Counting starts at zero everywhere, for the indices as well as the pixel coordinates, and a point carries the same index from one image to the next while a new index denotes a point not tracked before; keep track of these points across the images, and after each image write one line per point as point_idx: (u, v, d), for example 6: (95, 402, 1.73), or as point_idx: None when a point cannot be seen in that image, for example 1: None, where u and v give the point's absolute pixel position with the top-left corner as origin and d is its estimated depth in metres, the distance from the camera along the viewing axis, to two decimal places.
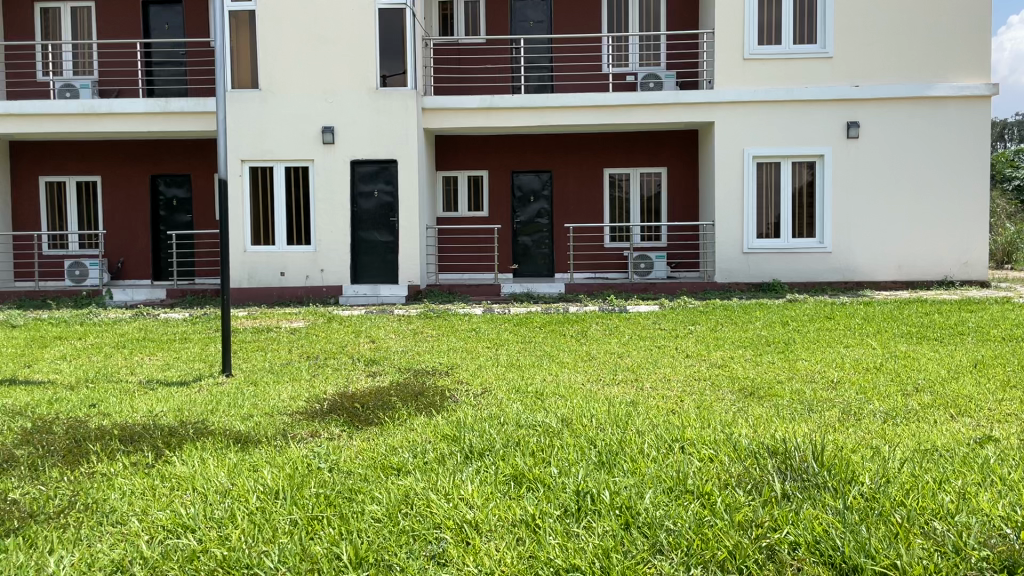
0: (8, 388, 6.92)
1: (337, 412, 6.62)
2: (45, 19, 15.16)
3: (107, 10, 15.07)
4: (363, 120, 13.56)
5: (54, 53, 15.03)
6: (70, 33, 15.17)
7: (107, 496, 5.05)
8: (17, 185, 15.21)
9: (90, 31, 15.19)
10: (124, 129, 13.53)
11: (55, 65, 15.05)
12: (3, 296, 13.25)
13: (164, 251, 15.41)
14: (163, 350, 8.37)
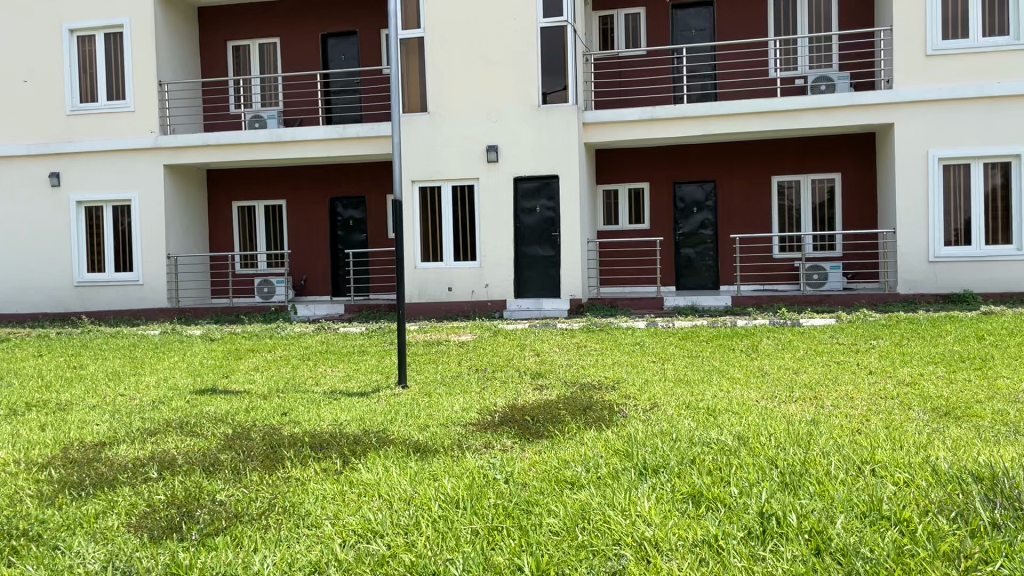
0: (209, 397, 7.53)
1: (509, 424, 6.73)
2: (236, 55, 16.48)
3: (291, 45, 16.22)
4: (526, 138, 13.81)
5: (245, 87, 16.32)
6: (259, 69, 16.44)
7: (303, 499, 5.38)
8: (211, 210, 16.58)
9: (275, 65, 16.40)
10: (305, 155, 14.47)
11: (246, 98, 16.34)
12: (202, 311, 14.47)
13: (342, 268, 16.32)
14: (344, 362, 8.84)
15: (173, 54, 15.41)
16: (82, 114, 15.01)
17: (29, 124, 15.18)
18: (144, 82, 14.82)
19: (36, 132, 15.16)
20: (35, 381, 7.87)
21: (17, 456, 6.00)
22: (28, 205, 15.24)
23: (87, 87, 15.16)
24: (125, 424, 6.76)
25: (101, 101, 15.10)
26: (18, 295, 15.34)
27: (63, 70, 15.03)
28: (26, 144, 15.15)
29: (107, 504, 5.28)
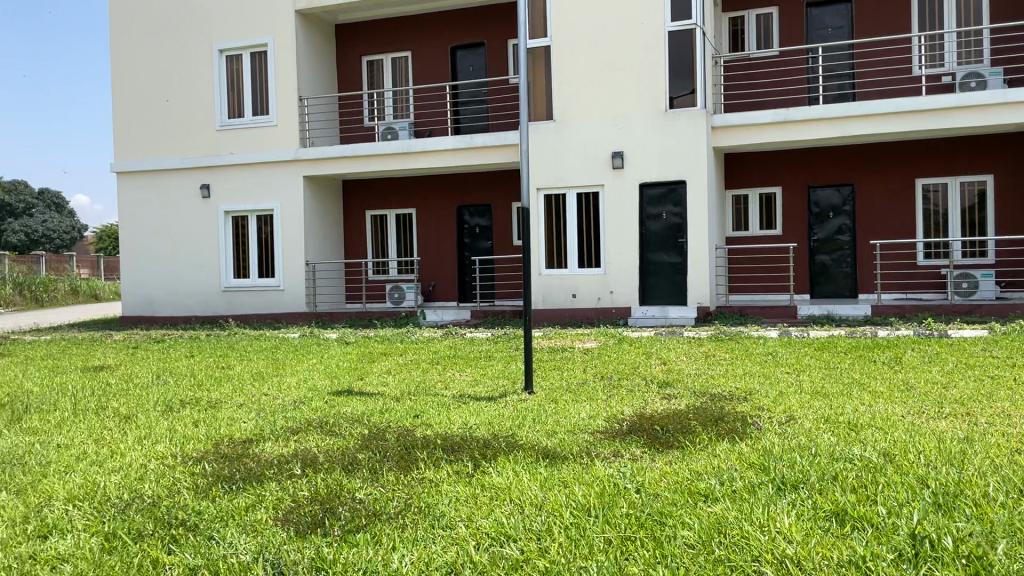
0: (346, 397, 7.83)
1: (638, 433, 6.66)
2: (370, 70, 17.11)
3: (422, 58, 16.71)
4: (652, 143, 13.68)
5: (378, 100, 16.88)
6: (391, 82, 17.02)
7: (438, 501, 5.50)
8: (345, 218, 17.26)
9: (407, 78, 16.94)
10: (434, 164, 14.85)
11: (379, 111, 16.90)
12: (338, 316, 15.09)
13: (468, 274, 16.64)
14: (472, 367, 9.01)
15: (312, 70, 16.16)
16: (230, 128, 15.96)
17: (183, 139, 16.27)
18: (286, 97, 15.61)
19: (189, 147, 16.25)
20: (188, 379, 8.43)
21: (174, 450, 6.42)
22: (180, 215, 16.35)
23: (234, 103, 16.10)
24: (270, 422, 7.12)
25: (247, 116, 16.01)
26: (171, 299, 16.48)
27: (213, 88, 16.03)
28: (179, 158, 16.24)
29: (256, 498, 5.56)
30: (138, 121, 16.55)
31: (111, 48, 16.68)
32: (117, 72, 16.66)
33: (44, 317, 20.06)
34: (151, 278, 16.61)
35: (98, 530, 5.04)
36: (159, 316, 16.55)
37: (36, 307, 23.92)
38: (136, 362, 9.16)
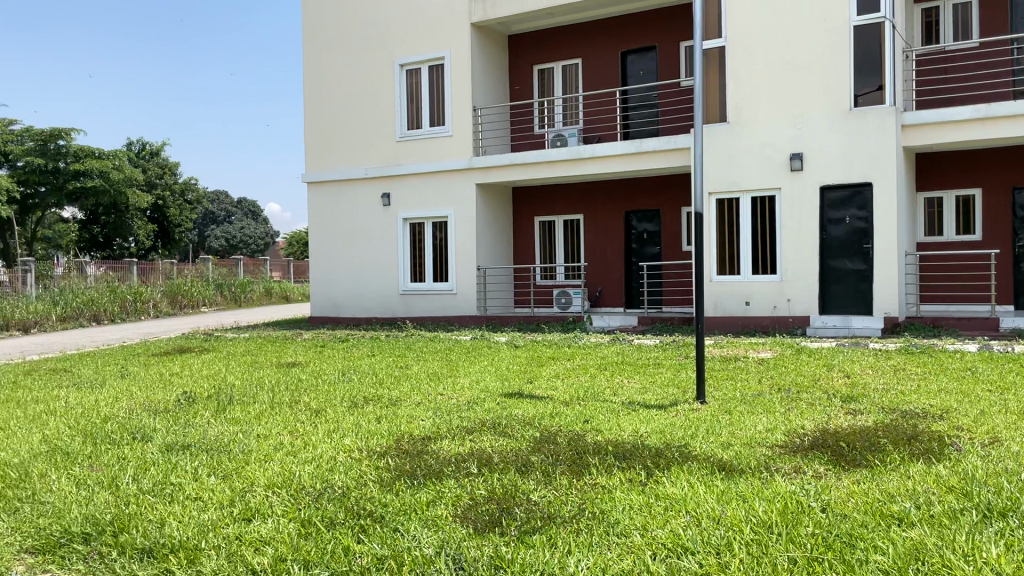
0: (517, 400, 7.99)
1: (821, 449, 6.35)
2: (542, 78, 17.40)
3: (592, 65, 16.81)
4: (835, 143, 13.02)
5: (548, 108, 17.11)
6: (561, 89, 17.23)
7: (612, 507, 5.46)
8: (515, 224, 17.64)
9: (577, 85, 17.09)
10: (603, 170, 14.87)
11: (549, 119, 17.13)
12: (507, 320, 15.48)
13: (636, 280, 16.54)
14: (640, 374, 8.92)
15: (486, 81, 16.62)
16: (409, 139, 16.69)
17: (366, 150, 17.22)
18: (461, 107, 16.13)
19: (370, 157, 17.17)
20: (369, 377, 8.90)
21: (359, 444, 6.79)
22: (361, 222, 17.33)
23: (413, 115, 16.83)
24: (446, 421, 7.37)
25: (424, 127, 16.69)
26: (353, 301, 17.53)
27: (394, 101, 16.84)
28: (362, 168, 17.21)
29: (436, 493, 5.77)
30: (326, 134, 17.70)
31: (304, 67, 17.97)
32: (308, 90, 17.91)
33: (243, 317, 21.87)
34: (335, 281, 17.74)
35: (294, 516, 5.41)
36: (343, 317, 17.65)
37: (235, 306, 26.08)
38: (323, 360, 9.79)
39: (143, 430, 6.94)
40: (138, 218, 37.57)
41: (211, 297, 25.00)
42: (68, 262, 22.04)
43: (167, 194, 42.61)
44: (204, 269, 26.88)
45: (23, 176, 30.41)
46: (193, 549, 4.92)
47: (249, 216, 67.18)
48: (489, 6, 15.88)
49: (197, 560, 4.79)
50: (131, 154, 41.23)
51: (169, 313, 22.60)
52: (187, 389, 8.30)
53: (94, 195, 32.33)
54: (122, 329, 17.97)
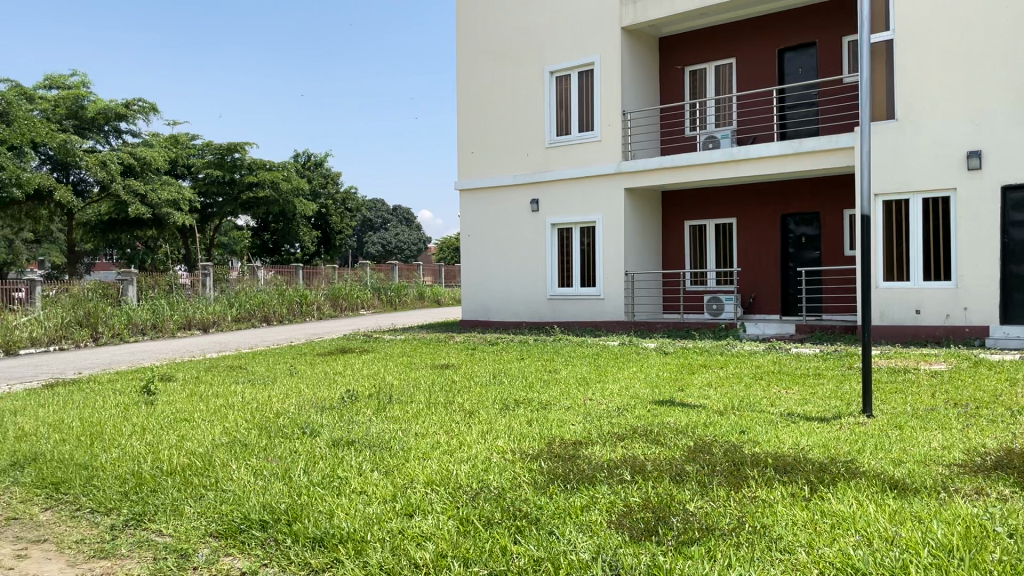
0: (670, 408, 7.86)
1: (1007, 470, 5.87)
2: (694, 80, 17.11)
3: (747, 64, 16.34)
4: (1019, 140, 12.06)
5: (701, 110, 16.81)
6: (714, 90, 16.86)
7: (774, 522, 5.25)
8: (665, 228, 17.40)
9: (731, 86, 16.68)
10: (758, 172, 14.41)
11: (701, 120, 16.82)
12: (656, 327, 15.32)
13: (792, 286, 15.92)
14: (799, 385, 8.56)
15: (636, 84, 16.52)
16: (558, 145, 16.82)
17: (516, 157, 17.52)
18: (610, 112, 16.09)
19: (520, 164, 17.44)
20: (520, 381, 9.01)
21: (512, 446, 6.90)
22: (510, 227, 17.66)
23: (562, 121, 16.96)
24: (597, 427, 7.35)
25: (574, 133, 16.77)
26: (501, 306, 17.91)
27: (545, 107, 17.04)
28: (512, 175, 17.52)
29: (590, 498, 5.75)
30: (478, 142, 18.16)
31: (458, 77, 18.54)
32: (461, 99, 18.43)
33: (397, 319, 22.75)
34: (485, 286, 18.19)
35: (453, 514, 5.56)
36: (492, 321, 18.06)
37: (390, 309, 27.21)
38: (475, 363, 10.01)
39: (311, 425, 7.36)
40: (304, 225, 39.78)
41: (368, 300, 26.19)
42: (242, 267, 23.58)
43: (331, 203, 44.81)
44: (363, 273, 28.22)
45: (205, 187, 32.93)
46: (360, 540, 5.15)
47: (402, 223, 69.49)
48: (639, 10, 15.76)
49: (364, 551, 5.00)
50: (299, 164, 43.59)
51: (330, 315, 23.84)
52: (350, 387, 8.73)
53: (265, 203, 34.35)
54: (288, 329, 19.14)
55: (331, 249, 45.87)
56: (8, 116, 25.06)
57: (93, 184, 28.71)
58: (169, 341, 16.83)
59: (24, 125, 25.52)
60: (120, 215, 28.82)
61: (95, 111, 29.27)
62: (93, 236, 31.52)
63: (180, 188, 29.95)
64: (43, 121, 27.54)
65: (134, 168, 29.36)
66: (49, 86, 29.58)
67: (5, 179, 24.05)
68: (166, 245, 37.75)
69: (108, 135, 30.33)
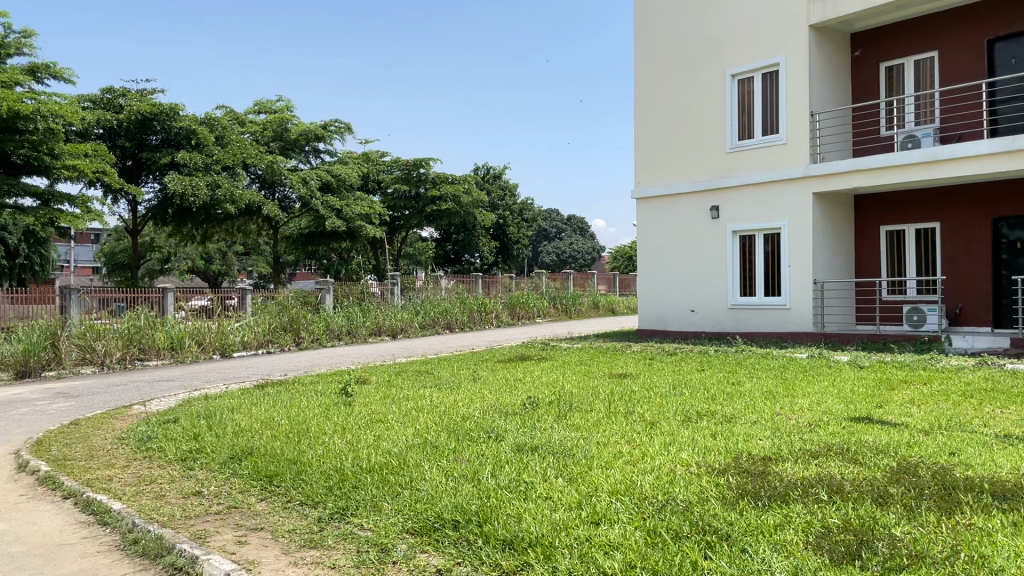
0: (867, 425, 7.41)
1: None
2: (890, 76, 16.10)
3: (951, 57, 15.15)
4: None
5: (898, 107, 15.74)
6: (914, 86, 15.77)
7: (995, 554, 4.80)
8: (859, 235, 16.46)
9: (933, 80, 15.53)
10: (965, 172, 13.32)
11: (899, 119, 15.74)
12: (849, 338, 14.53)
13: (1006, 297, 14.50)
14: (1017, 405, 7.79)
15: (825, 84, 15.75)
16: (740, 150, 16.35)
17: (696, 164, 17.20)
18: (796, 114, 15.44)
19: (701, 171, 17.11)
20: (702, 393, 8.81)
21: (697, 459, 6.76)
22: (690, 235, 17.39)
23: (745, 125, 16.45)
24: (787, 442, 7.06)
25: (757, 137, 16.21)
26: (681, 315, 17.68)
27: (727, 112, 16.61)
28: (691, 182, 17.23)
29: (784, 518, 5.51)
30: (657, 150, 18.02)
31: (637, 85, 18.51)
32: (639, 107, 18.38)
33: (574, 327, 22.93)
34: (664, 295, 18.03)
35: (641, 525, 5.50)
36: (671, 331, 17.88)
37: (565, 317, 27.49)
38: (655, 373, 9.91)
39: (497, 430, 7.57)
40: (483, 235, 40.82)
41: (545, 309, 26.62)
42: (426, 276, 24.48)
43: (508, 214, 45.62)
44: (539, 282, 28.70)
45: (393, 202, 34.79)
46: (548, 546, 5.20)
47: (576, 232, 69.60)
48: (829, 5, 15.04)
49: (553, 557, 5.06)
50: (479, 177, 44.87)
51: (507, 323, 24.40)
52: (531, 394, 8.90)
53: (448, 215, 35.12)
54: (470, 337, 19.85)
55: (508, 259, 46.72)
56: (225, 139, 28.44)
57: (295, 201, 31.13)
58: (361, 347, 17.87)
59: (237, 147, 28.45)
60: (318, 229, 31.01)
61: (297, 133, 31.60)
62: (294, 248, 34.20)
63: (371, 203, 31.71)
64: (253, 143, 30.21)
65: (331, 185, 31.54)
66: (258, 111, 32.42)
67: (221, 196, 26.21)
68: (358, 256, 40.22)
69: (308, 154, 32.77)
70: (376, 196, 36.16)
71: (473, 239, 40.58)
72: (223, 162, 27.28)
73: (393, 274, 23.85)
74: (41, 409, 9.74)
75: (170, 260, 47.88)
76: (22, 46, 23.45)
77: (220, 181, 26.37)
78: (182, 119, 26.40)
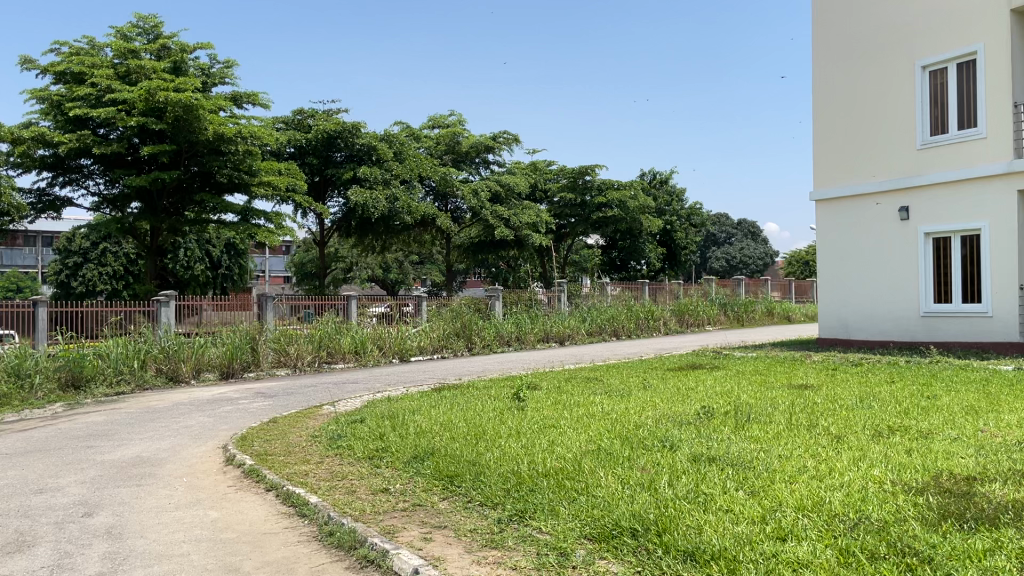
0: None
1: None
2: None
3: None
4: None
5: None
6: None
7: None
8: None
9: None
10: None
11: None
12: None
13: None
14: None
15: None
16: (932, 147, 15.24)
17: (882, 162, 16.21)
18: (999, 105, 14.19)
19: (888, 169, 16.10)
20: (893, 406, 8.28)
21: (891, 476, 6.36)
22: (876, 238, 16.42)
23: (938, 119, 15.32)
24: (995, 462, 6.49)
25: (952, 131, 15.04)
26: (866, 323, 16.72)
27: (917, 105, 15.54)
28: (877, 182, 16.26)
29: (994, 543, 5.07)
30: (836, 149, 17.15)
31: (814, 82, 17.72)
32: (818, 105, 17.57)
33: (748, 336, 22.18)
34: (847, 302, 17.12)
35: (831, 543, 5.23)
36: (854, 340, 16.96)
37: (736, 325, 26.70)
38: (839, 384, 9.41)
39: (672, 439, 7.46)
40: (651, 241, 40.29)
41: (715, 316, 25.97)
42: (592, 284, 24.56)
43: (675, 219, 44.73)
44: (709, 289, 28.05)
45: (559, 211, 35.20)
46: (732, 559, 5.04)
47: (747, 236, 67.18)
48: None
49: (738, 571, 4.89)
50: (645, 182, 44.25)
51: (676, 331, 24.00)
52: (706, 403, 8.71)
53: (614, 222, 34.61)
54: (640, 344, 19.72)
55: (676, 265, 45.86)
56: (402, 155, 29.59)
57: (466, 211, 32.18)
58: (531, 353, 18.21)
59: (413, 162, 29.77)
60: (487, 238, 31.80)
61: (468, 145, 32.72)
62: (465, 257, 35.33)
63: (538, 211, 32.16)
64: (427, 157, 31.52)
65: (500, 195, 32.25)
66: (432, 125, 33.82)
67: (399, 207, 27.64)
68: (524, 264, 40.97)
69: (479, 166, 33.62)
70: (543, 205, 36.67)
71: (639, 245, 40.19)
72: (401, 177, 28.84)
73: (560, 282, 24.20)
74: (244, 407, 10.62)
75: (352, 269, 50.89)
76: (226, 76, 25.63)
77: (398, 195, 27.62)
78: (364, 137, 27.87)
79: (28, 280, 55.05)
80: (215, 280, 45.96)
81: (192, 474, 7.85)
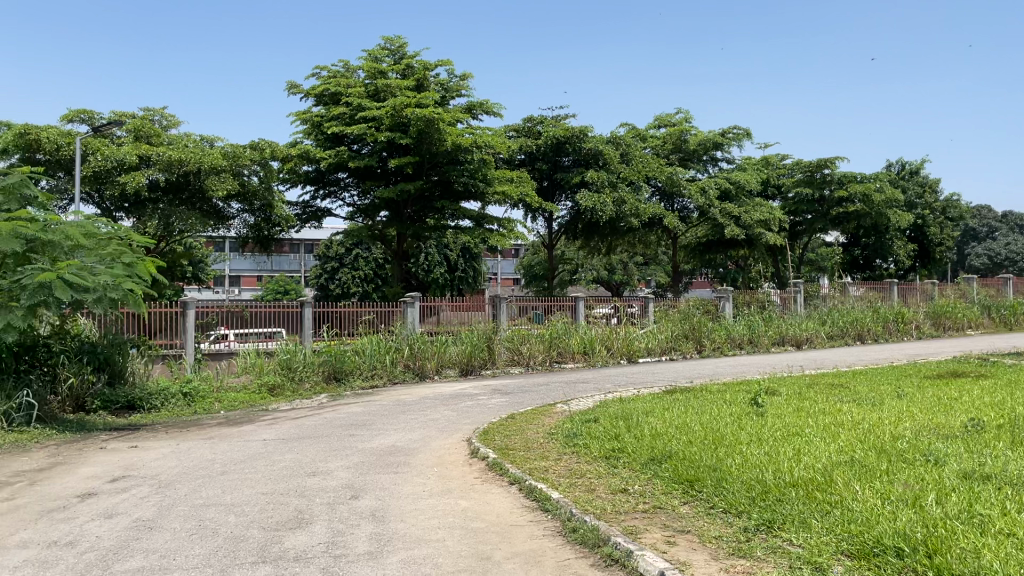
0: None
1: None
2: None
3: None
4: None
5: None
6: None
7: None
8: None
9: None
10: None
11: None
12: None
13: None
14: None
15: None
16: None
17: None
18: None
19: None
20: None
21: None
22: None
23: None
24: None
25: None
26: None
27: None
28: None
29: None
30: None
31: None
32: None
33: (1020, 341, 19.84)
34: None
35: None
36: None
37: (1002, 329, 24.01)
38: None
39: (936, 453, 6.86)
40: (899, 237, 37.04)
41: (976, 319, 23.51)
42: (832, 284, 23.27)
43: (929, 213, 40.81)
44: (967, 290, 25.46)
45: (795, 207, 33.50)
46: None
47: (1014, 230, 60.01)
48: None
49: None
50: (893, 174, 40.80)
51: (931, 335, 22.03)
52: (974, 415, 7.92)
53: (857, 217, 32.65)
54: (890, 350, 18.30)
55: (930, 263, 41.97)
56: (629, 156, 29.65)
57: (694, 210, 31.58)
58: (768, 357, 17.57)
59: (640, 162, 29.66)
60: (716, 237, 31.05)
61: (695, 143, 32.05)
62: (692, 257, 34.74)
63: (771, 209, 30.67)
64: (653, 157, 31.30)
65: (730, 192, 31.28)
66: (658, 125, 33.54)
67: (626, 210, 27.76)
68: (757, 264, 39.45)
69: (706, 163, 32.99)
70: (776, 201, 35.13)
71: (885, 242, 37.25)
72: (628, 178, 28.91)
73: (796, 282, 23.25)
74: (484, 403, 11.16)
75: (578, 271, 51.53)
76: (462, 89, 27.02)
77: (625, 196, 27.77)
78: (590, 140, 28.18)
79: (293, 283, 61.64)
80: (452, 283, 48.68)
81: (442, 465, 8.36)
